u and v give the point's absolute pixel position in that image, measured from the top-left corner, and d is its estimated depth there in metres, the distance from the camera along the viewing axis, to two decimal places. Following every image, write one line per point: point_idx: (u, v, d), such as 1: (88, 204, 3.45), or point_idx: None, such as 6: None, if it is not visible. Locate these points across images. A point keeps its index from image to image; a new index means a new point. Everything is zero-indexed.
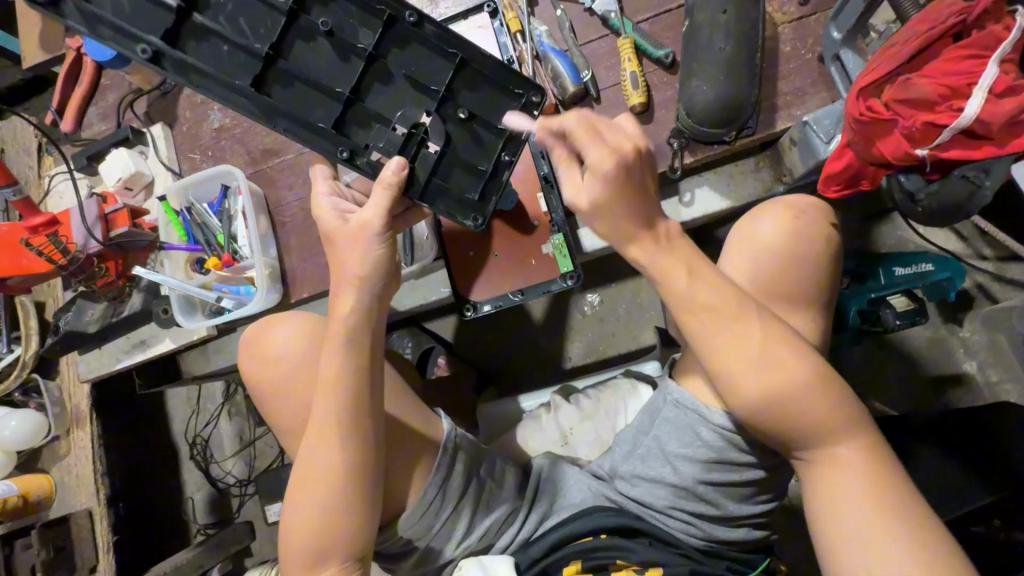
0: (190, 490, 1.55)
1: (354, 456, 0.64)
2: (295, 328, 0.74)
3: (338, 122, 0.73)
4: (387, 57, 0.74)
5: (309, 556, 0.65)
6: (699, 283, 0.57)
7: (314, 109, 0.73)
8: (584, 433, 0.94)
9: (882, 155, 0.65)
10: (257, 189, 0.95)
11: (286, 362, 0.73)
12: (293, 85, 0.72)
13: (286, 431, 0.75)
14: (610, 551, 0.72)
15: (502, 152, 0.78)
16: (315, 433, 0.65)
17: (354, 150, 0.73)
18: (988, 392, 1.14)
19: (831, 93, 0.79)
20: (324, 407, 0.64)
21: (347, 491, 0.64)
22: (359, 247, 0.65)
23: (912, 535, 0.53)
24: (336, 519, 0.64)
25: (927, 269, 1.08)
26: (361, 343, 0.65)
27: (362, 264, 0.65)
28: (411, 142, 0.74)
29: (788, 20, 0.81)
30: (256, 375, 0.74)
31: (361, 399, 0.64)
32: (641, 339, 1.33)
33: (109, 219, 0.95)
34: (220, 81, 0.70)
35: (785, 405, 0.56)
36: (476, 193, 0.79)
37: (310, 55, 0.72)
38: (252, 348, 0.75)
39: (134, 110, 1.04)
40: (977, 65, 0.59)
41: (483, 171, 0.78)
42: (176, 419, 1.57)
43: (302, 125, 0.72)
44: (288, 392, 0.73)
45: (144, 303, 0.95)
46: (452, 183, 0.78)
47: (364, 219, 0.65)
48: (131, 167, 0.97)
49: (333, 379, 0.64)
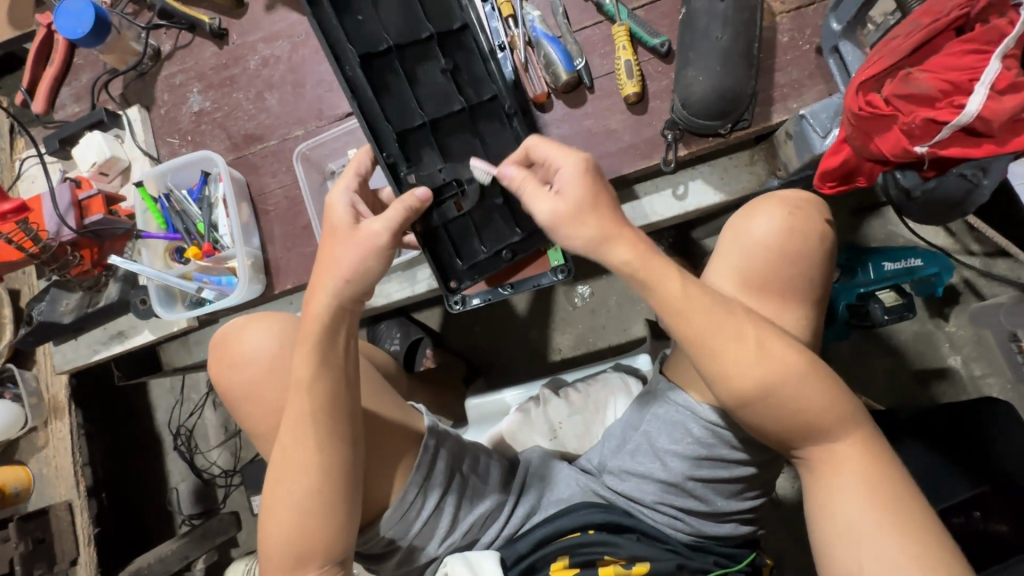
0: (175, 481, 1.53)
1: (330, 455, 0.63)
2: (270, 328, 0.73)
3: (402, 133, 0.75)
4: (474, 116, 0.77)
5: (287, 560, 0.63)
6: (692, 292, 0.57)
7: (397, 111, 0.75)
8: (573, 426, 0.94)
9: (880, 151, 0.64)
10: (239, 176, 0.92)
11: (259, 364, 0.71)
12: (386, 75, 0.74)
13: (258, 433, 0.72)
14: (599, 547, 0.71)
15: (505, 247, 0.80)
16: (285, 435, 0.64)
17: (398, 164, 0.75)
18: (971, 386, 1.16)
19: (829, 86, 0.77)
20: (296, 406, 0.63)
21: (324, 493, 0.62)
22: (350, 248, 0.62)
23: (906, 531, 0.53)
24: (313, 522, 0.62)
25: (915, 264, 1.08)
26: (330, 335, 0.63)
27: (344, 261, 0.62)
28: (447, 191, 0.76)
29: (785, 10, 0.79)
30: (228, 379, 0.72)
31: (341, 400, 0.63)
32: (631, 331, 1.32)
33: (83, 206, 0.90)
34: (335, 46, 0.72)
35: (774, 407, 0.56)
36: (464, 261, 0.81)
37: (419, 66, 0.75)
38: (222, 351, 0.73)
39: (109, 92, 1.00)
40: (980, 61, 0.57)
41: (482, 255, 0.80)
42: (160, 409, 1.55)
43: (376, 112, 0.74)
44: (261, 393, 0.71)
45: (122, 293, 0.91)
46: (455, 243, 0.80)
47: (369, 230, 0.61)
48: (105, 151, 0.93)
49: (304, 378, 0.63)
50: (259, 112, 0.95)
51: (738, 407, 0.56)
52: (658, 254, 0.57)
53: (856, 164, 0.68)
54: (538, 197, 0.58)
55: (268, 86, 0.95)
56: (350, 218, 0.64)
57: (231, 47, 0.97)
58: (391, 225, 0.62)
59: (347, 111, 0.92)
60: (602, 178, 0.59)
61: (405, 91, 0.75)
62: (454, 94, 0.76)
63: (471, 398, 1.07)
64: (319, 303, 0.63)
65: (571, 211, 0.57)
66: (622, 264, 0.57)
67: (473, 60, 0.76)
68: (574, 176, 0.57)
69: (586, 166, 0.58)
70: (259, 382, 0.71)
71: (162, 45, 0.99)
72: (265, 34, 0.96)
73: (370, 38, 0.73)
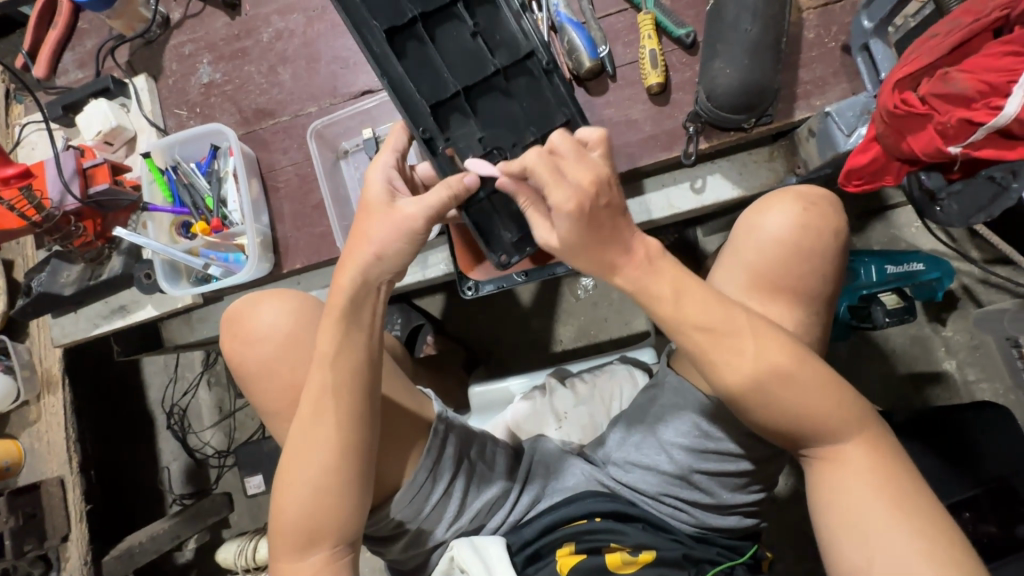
0: (167, 460, 1.51)
1: (347, 434, 0.62)
2: (283, 307, 0.72)
3: (435, 104, 0.73)
4: (508, 80, 0.75)
5: (297, 539, 0.63)
6: (686, 306, 0.56)
7: (426, 82, 0.73)
8: (578, 417, 0.94)
9: (912, 150, 0.63)
10: (249, 151, 0.90)
11: (272, 343, 0.70)
12: (414, 47, 0.73)
13: (271, 412, 0.71)
14: (605, 534, 0.72)
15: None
16: (305, 414, 0.63)
17: (435, 138, 0.73)
18: (964, 390, 1.17)
19: (852, 85, 0.77)
20: (318, 382, 0.63)
21: (338, 472, 0.62)
22: (383, 224, 0.61)
23: (913, 525, 0.53)
24: (328, 500, 0.62)
25: (918, 268, 1.09)
26: (356, 312, 0.62)
27: (377, 238, 0.60)
28: (486, 161, 0.74)
29: (812, 6, 0.78)
30: (238, 357, 0.71)
31: (361, 380, 0.62)
32: (633, 324, 1.32)
33: (88, 175, 0.88)
34: (360, 22, 0.71)
35: (789, 401, 0.56)
36: (514, 232, 0.79)
37: (446, 34, 0.74)
38: (233, 328, 0.72)
39: (115, 59, 0.97)
40: (1019, 62, 0.56)
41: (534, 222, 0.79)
42: (154, 386, 1.53)
43: (406, 84, 0.72)
44: (275, 372, 0.70)
45: (125, 266, 0.89)
46: (501, 214, 0.78)
47: (404, 211, 0.60)
48: (111, 120, 0.90)
49: (325, 357, 0.62)
50: (271, 86, 0.92)
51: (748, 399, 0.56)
52: (655, 271, 0.56)
53: (886, 163, 0.68)
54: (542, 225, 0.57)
55: (281, 60, 0.92)
56: (385, 195, 0.62)
57: (244, 18, 0.94)
58: (425, 207, 0.60)
59: (363, 90, 0.90)
60: (607, 198, 0.54)
61: (435, 64, 0.73)
62: (485, 58, 0.74)
63: (476, 385, 1.07)
64: (349, 277, 0.61)
65: (562, 246, 0.56)
66: (637, 270, 0.56)
67: (500, 23, 0.75)
68: (565, 217, 0.53)
69: (580, 203, 0.52)
70: (271, 360, 0.70)
71: (171, 12, 0.96)
72: (280, 6, 0.93)
73: (393, 7, 0.72)
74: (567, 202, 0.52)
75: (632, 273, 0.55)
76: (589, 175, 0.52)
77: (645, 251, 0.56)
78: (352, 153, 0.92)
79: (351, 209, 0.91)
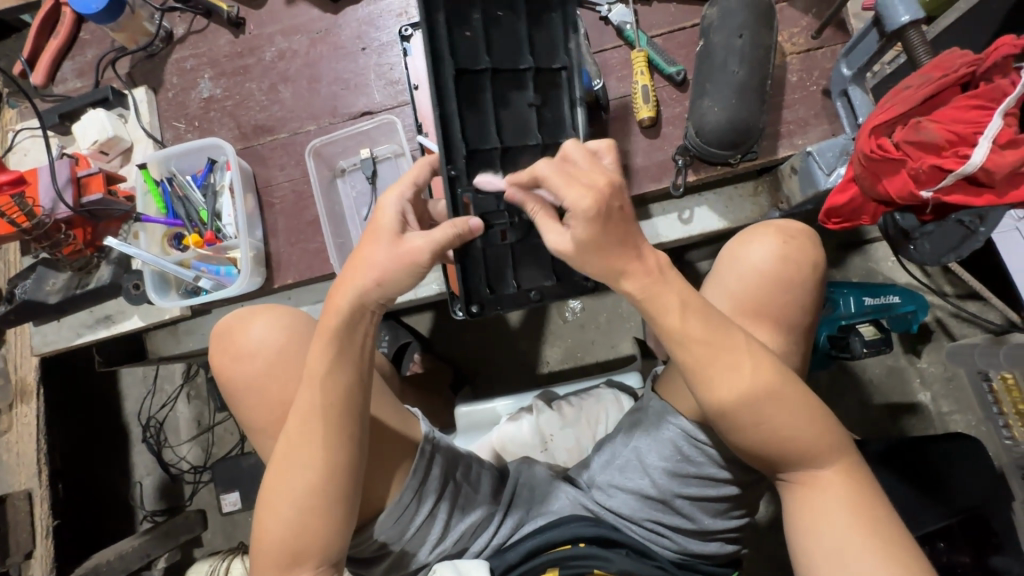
0: (140, 474, 1.47)
1: (333, 455, 0.62)
2: (274, 324, 0.72)
3: (473, 151, 0.75)
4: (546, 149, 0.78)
5: (280, 560, 0.62)
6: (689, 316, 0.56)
7: (482, 134, 0.76)
8: (564, 439, 0.95)
9: (887, 193, 0.66)
10: (247, 166, 0.91)
11: (260, 359, 0.70)
12: (474, 97, 0.75)
13: (256, 429, 0.71)
14: (588, 560, 0.71)
15: (535, 288, 0.82)
16: (291, 432, 0.63)
17: (460, 179, 0.74)
18: (938, 421, 1.20)
19: (833, 126, 0.81)
20: (306, 401, 0.63)
21: (325, 493, 0.62)
22: (388, 255, 0.62)
23: (889, 552, 0.55)
24: (312, 521, 0.61)
25: (893, 301, 1.13)
26: (348, 333, 0.63)
27: (374, 265, 0.62)
28: (497, 219, 0.77)
29: (796, 51, 0.83)
30: (226, 373, 0.71)
31: (348, 400, 0.63)
32: (620, 347, 1.34)
33: (81, 183, 0.87)
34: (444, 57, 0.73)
35: (770, 427, 0.57)
36: (488, 287, 0.80)
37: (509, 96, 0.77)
38: (223, 344, 0.72)
39: (115, 70, 0.98)
40: (984, 116, 0.61)
41: (511, 289, 0.81)
42: (132, 398, 1.50)
43: (456, 128, 0.74)
44: (259, 389, 0.70)
45: (114, 276, 0.88)
46: (490, 269, 0.80)
47: (412, 247, 0.62)
48: (108, 130, 0.91)
49: (313, 376, 0.63)
50: (272, 103, 0.94)
51: (727, 422, 0.58)
52: (664, 282, 0.57)
53: (861, 204, 0.70)
54: (553, 229, 0.58)
55: (282, 79, 0.94)
56: (397, 226, 0.64)
57: (247, 37, 0.96)
58: (432, 242, 0.63)
59: (362, 111, 0.92)
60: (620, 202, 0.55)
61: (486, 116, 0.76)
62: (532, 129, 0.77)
63: (462, 405, 1.06)
64: (343, 299, 0.62)
65: (576, 249, 0.57)
66: (630, 295, 0.57)
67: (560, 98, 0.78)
68: (581, 218, 0.54)
69: (596, 201, 0.53)
70: (261, 377, 0.70)
71: (175, 28, 0.98)
72: (284, 26, 0.95)
73: (473, 55, 0.75)
74: (582, 201, 0.53)
75: (633, 276, 0.56)
76: (603, 176, 0.55)
77: (656, 260, 0.58)
78: (349, 172, 0.95)
79: (346, 226, 0.93)
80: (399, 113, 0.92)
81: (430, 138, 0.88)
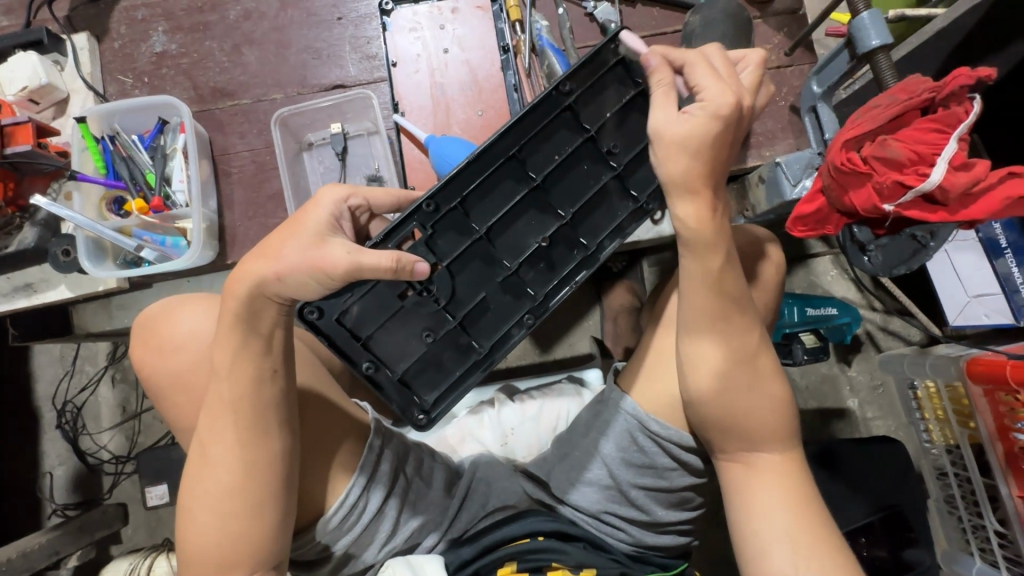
0: (51, 464, 1.33)
1: (251, 452, 0.57)
2: (200, 315, 0.66)
3: (463, 206, 0.67)
4: (523, 268, 0.71)
5: (207, 565, 0.57)
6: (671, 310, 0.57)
7: (485, 211, 0.68)
8: (524, 435, 0.94)
9: (852, 205, 0.70)
10: (203, 131, 0.84)
11: (184, 351, 0.65)
12: (496, 198, 0.68)
13: (184, 426, 0.66)
14: (545, 553, 0.70)
15: (372, 363, 0.69)
16: (207, 428, 0.58)
17: (423, 212, 0.65)
18: (862, 426, 1.29)
19: (797, 141, 0.85)
20: (221, 396, 0.58)
21: (246, 494, 0.57)
22: (295, 244, 0.54)
23: (818, 540, 0.57)
24: (236, 524, 0.57)
25: (831, 312, 1.20)
26: (252, 322, 0.57)
27: (284, 253, 0.54)
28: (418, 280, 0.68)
29: (768, 66, 0.87)
30: (152, 365, 0.66)
31: (267, 393, 0.58)
32: (576, 347, 1.30)
33: (5, 132, 0.77)
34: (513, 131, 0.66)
35: (713, 413, 0.61)
36: (339, 316, 0.66)
37: (529, 214, 0.70)
38: (148, 333, 0.67)
39: (53, 12, 0.88)
40: (941, 140, 0.66)
41: (358, 344, 0.67)
42: (46, 379, 1.36)
43: (469, 178, 0.66)
44: (181, 385, 0.64)
45: (39, 240, 0.79)
46: (368, 309, 0.67)
47: (327, 256, 0.52)
48: (41, 76, 0.81)
49: (224, 369, 0.57)
50: (234, 66, 0.87)
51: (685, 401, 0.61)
52: None
53: (826, 214, 0.74)
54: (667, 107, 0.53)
55: (247, 41, 0.88)
56: (325, 218, 0.56)
57: None
58: (357, 261, 0.53)
59: (334, 84, 0.88)
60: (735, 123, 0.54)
61: (513, 197, 0.67)
62: (523, 251, 0.70)
63: None
64: (242, 289, 0.55)
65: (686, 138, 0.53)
66: None
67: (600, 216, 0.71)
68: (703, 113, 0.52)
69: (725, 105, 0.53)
70: (186, 370, 0.64)
71: None
72: None
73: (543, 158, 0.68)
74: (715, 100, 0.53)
75: None
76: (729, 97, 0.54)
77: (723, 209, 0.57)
78: (318, 146, 0.90)
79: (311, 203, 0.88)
80: (374, 89, 0.88)
81: (407, 118, 0.85)
